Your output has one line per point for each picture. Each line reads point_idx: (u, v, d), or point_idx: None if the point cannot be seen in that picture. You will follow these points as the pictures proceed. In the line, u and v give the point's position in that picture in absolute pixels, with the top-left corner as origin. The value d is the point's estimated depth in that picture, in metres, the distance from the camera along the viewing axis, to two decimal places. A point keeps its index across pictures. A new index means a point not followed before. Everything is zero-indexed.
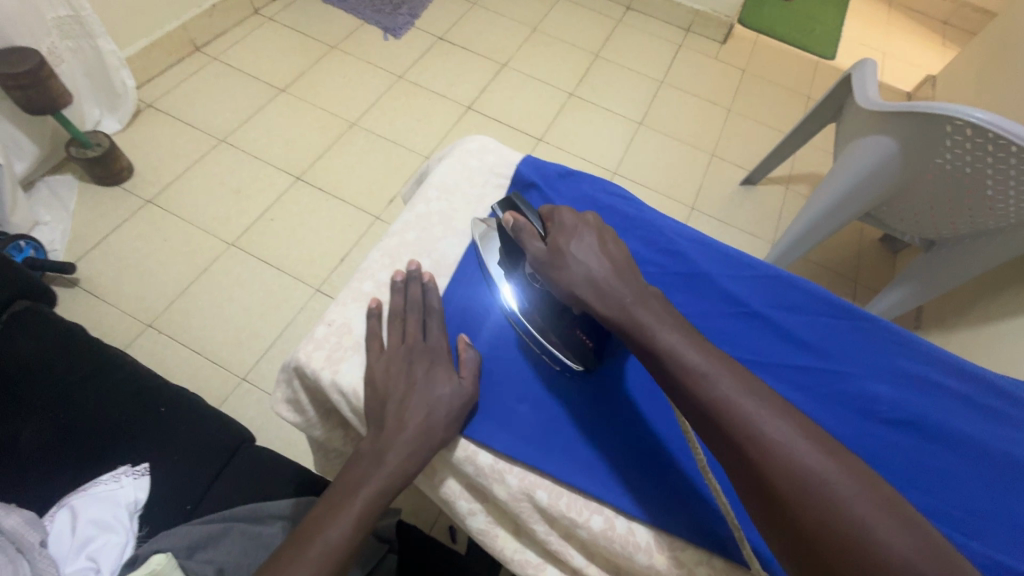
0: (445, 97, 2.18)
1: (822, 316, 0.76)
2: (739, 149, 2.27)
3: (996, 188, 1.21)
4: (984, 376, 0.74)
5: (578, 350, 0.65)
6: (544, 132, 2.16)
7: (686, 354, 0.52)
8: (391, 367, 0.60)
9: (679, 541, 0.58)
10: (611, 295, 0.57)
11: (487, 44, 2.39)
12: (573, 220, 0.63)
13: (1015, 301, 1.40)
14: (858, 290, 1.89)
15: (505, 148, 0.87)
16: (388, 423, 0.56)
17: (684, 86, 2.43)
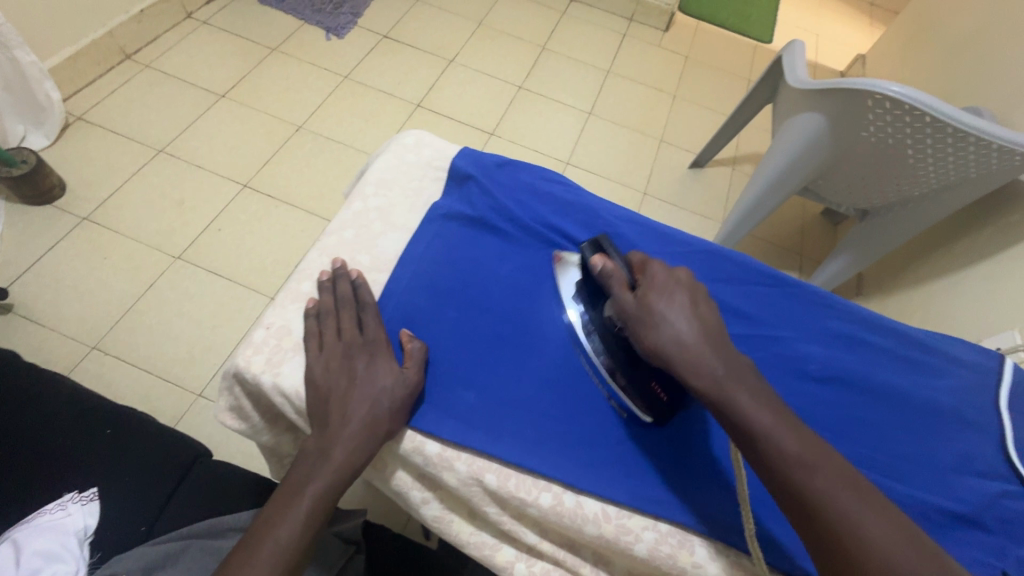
0: (393, 96, 2.15)
1: (755, 286, 0.80)
2: (686, 134, 2.34)
3: (916, 156, 1.29)
4: (904, 331, 0.79)
5: (649, 400, 0.63)
6: (496, 126, 2.17)
7: (779, 434, 0.50)
8: (331, 364, 0.60)
9: (626, 510, 0.61)
10: (699, 362, 0.54)
11: (433, 40, 2.38)
12: (665, 275, 0.61)
13: (941, 263, 1.50)
14: (804, 263, 1.98)
15: (442, 141, 0.87)
16: (332, 419, 0.56)
17: (630, 74, 2.48)
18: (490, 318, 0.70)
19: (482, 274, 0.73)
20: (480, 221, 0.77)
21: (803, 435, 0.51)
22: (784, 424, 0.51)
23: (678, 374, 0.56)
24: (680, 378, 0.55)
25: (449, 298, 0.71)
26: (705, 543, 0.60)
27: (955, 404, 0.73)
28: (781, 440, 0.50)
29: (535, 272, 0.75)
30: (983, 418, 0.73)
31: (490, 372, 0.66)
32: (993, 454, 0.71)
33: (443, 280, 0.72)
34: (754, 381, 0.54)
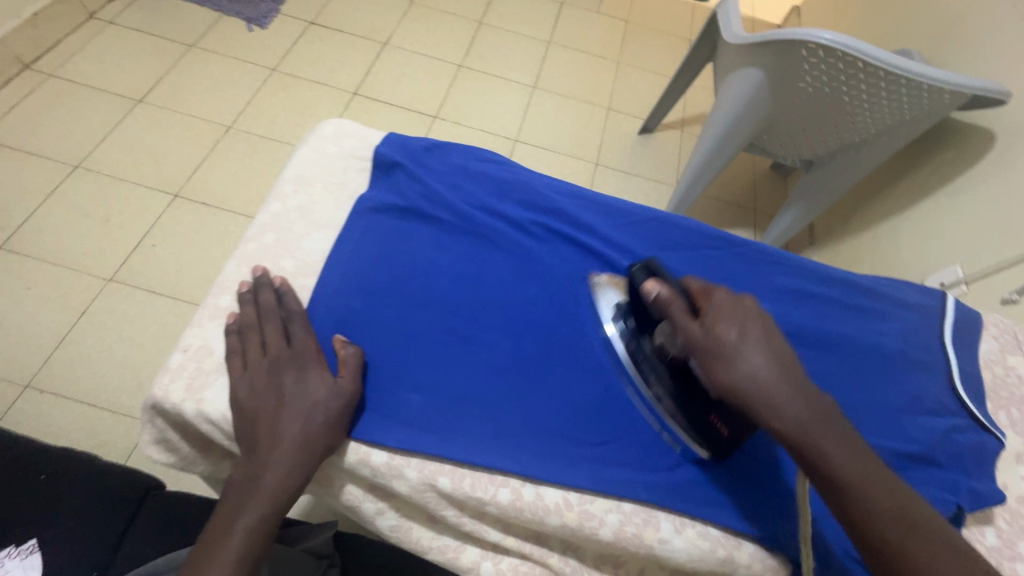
0: (327, 85, 2.05)
1: (703, 250, 0.78)
2: (633, 100, 2.31)
3: (853, 102, 1.30)
4: (850, 279, 0.79)
5: (708, 433, 0.59)
6: (439, 108, 2.09)
7: (868, 487, 0.47)
8: (256, 385, 0.56)
9: (588, 495, 0.59)
10: (782, 405, 0.49)
11: (365, 23, 2.26)
12: (733, 302, 0.55)
13: (885, 205, 1.53)
14: (758, 217, 2.01)
15: (365, 128, 0.81)
16: (261, 442, 0.52)
17: (572, 44, 2.43)
18: (431, 313, 0.66)
19: (418, 267, 0.69)
20: (411, 211, 0.72)
21: (893, 491, 0.47)
22: (872, 479, 0.47)
23: (754, 416, 0.50)
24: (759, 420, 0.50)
25: (384, 296, 0.66)
26: (670, 517, 0.59)
27: (903, 345, 0.74)
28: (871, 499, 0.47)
29: (475, 258, 0.71)
30: (929, 357, 0.74)
31: (436, 369, 0.62)
32: (941, 390, 0.72)
33: (376, 277, 0.67)
34: (837, 425, 0.50)
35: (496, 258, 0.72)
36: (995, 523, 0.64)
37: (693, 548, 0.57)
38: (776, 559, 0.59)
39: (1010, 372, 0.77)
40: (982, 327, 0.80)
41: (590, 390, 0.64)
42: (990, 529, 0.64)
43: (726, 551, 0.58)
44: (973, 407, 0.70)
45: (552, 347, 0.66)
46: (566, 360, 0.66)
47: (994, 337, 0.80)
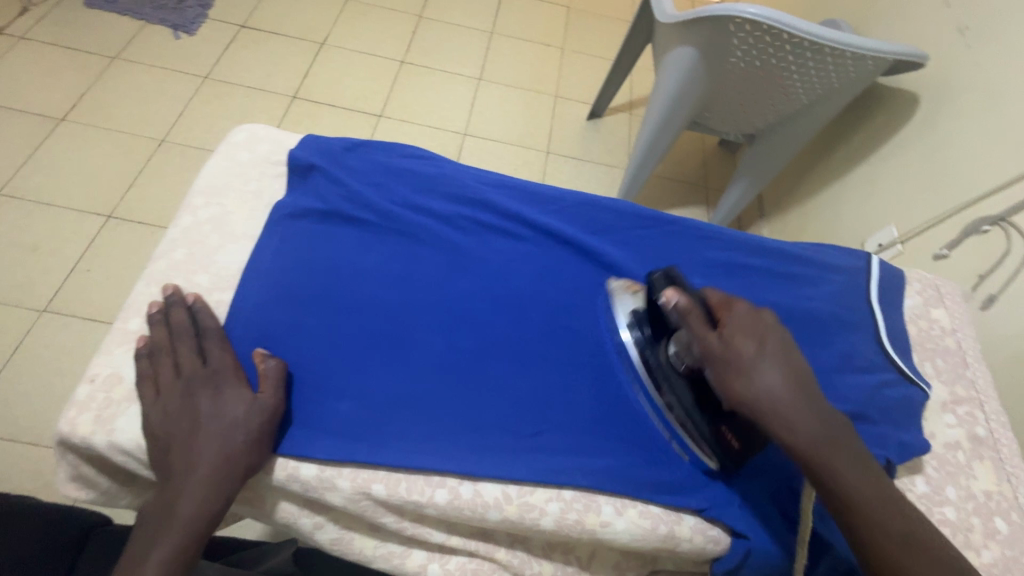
0: (265, 90, 1.95)
1: (635, 230, 0.78)
2: (580, 86, 2.29)
3: (784, 73, 1.31)
4: (779, 247, 0.81)
5: (718, 444, 0.58)
6: (383, 107, 2.02)
7: (872, 503, 0.48)
8: (168, 409, 0.53)
9: (529, 487, 0.58)
10: (795, 422, 0.51)
11: (299, 23, 2.15)
12: (752, 318, 0.56)
13: (824, 171, 1.56)
14: (710, 193, 2.03)
15: (279, 132, 0.78)
16: (175, 468, 0.50)
17: (515, 33, 2.37)
18: (359, 318, 0.64)
19: (343, 271, 0.67)
20: (333, 214, 0.70)
21: (895, 509, 0.49)
22: (877, 495, 0.49)
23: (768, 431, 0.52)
24: (773, 435, 0.51)
25: (307, 304, 0.64)
26: (611, 500, 0.59)
27: (833, 307, 0.76)
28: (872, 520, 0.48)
29: (403, 258, 0.69)
30: (858, 317, 0.76)
31: (367, 375, 0.61)
32: (870, 347, 0.74)
33: (298, 286, 0.65)
34: (847, 443, 0.51)
35: (425, 256, 0.70)
36: (925, 471, 0.67)
37: (636, 528, 0.58)
38: (717, 528, 0.60)
39: (935, 324, 0.80)
40: (907, 283, 0.84)
41: (525, 382, 0.64)
42: (920, 477, 0.67)
43: (667, 527, 0.58)
44: (901, 363, 0.73)
45: (487, 340, 0.65)
46: (501, 353, 0.65)
47: (918, 292, 0.83)
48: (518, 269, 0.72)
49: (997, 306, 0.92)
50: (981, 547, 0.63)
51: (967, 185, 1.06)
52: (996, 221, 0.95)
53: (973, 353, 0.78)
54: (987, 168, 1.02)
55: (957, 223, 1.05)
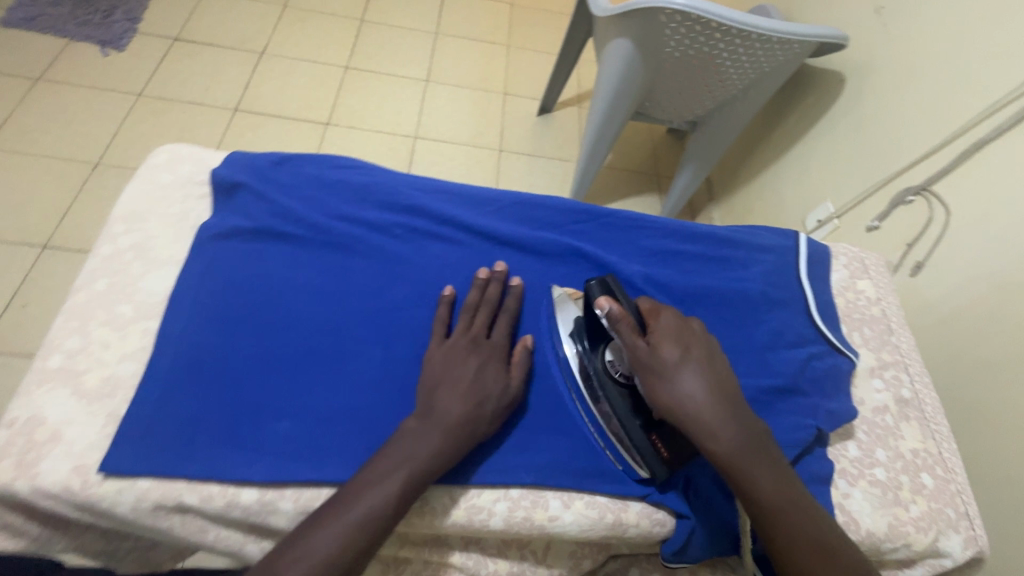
0: (203, 105, 1.68)
1: (571, 226, 0.80)
2: (527, 82, 1.98)
3: (719, 63, 1.25)
4: (711, 232, 0.83)
5: (648, 451, 0.59)
6: (330, 115, 1.74)
7: (779, 504, 0.52)
8: (451, 371, 0.61)
9: (474, 489, 0.59)
10: (715, 428, 0.53)
11: (235, 31, 1.84)
12: (680, 326, 0.58)
13: (774, 154, 1.47)
14: (661, 182, 1.89)
15: (201, 150, 0.76)
16: (390, 455, 0.54)
17: (461, 33, 2.05)
18: (292, 335, 0.63)
19: (274, 290, 0.66)
20: (262, 231, 0.69)
21: (801, 510, 0.52)
22: (786, 498, 0.52)
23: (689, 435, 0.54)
24: (694, 440, 0.54)
25: (238, 325, 0.63)
26: (558, 494, 0.60)
27: (763, 286, 0.79)
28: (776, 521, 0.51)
29: (336, 271, 0.69)
30: (789, 295, 0.79)
31: (304, 393, 0.60)
32: (801, 323, 0.77)
33: (228, 308, 0.64)
34: (765, 449, 0.54)
35: (358, 267, 0.70)
36: (856, 436, 0.71)
37: (583, 519, 0.59)
38: (662, 512, 0.61)
39: (861, 295, 0.84)
40: (834, 258, 0.88)
41: None
42: (852, 443, 0.71)
43: (613, 515, 0.60)
44: (830, 335, 0.77)
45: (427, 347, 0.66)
46: None
47: (844, 266, 0.87)
48: (455, 273, 0.72)
49: (925, 272, 0.96)
50: (909, 502, 0.67)
51: (896, 159, 1.07)
52: (918, 190, 0.99)
53: (897, 320, 0.82)
54: (903, 141, 1.06)
55: (883, 195, 1.09)
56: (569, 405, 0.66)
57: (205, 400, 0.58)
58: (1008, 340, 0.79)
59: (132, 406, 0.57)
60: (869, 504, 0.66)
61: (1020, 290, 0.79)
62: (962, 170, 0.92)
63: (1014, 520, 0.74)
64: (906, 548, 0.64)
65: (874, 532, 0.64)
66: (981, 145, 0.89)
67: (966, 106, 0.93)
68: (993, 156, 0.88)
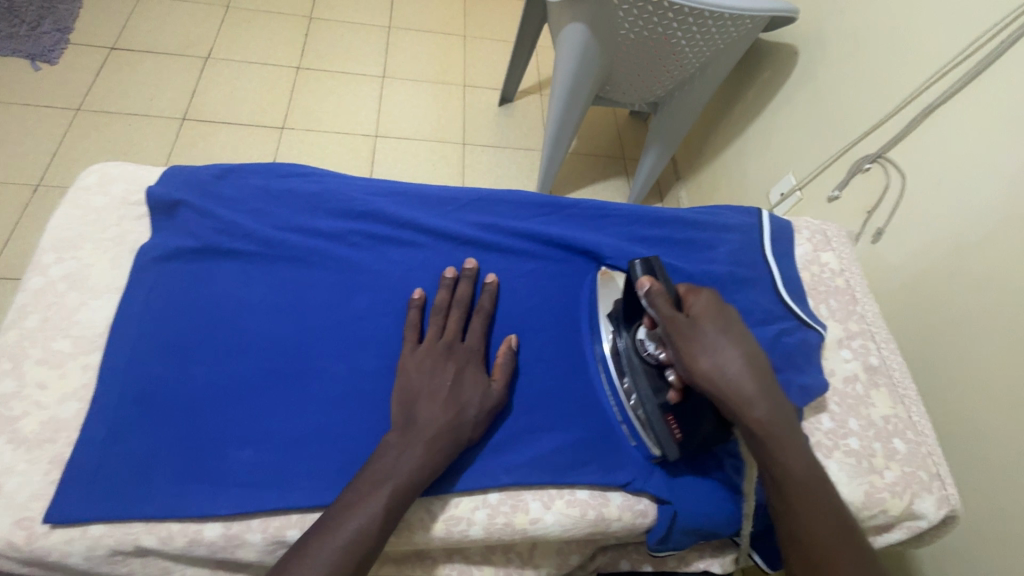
0: (148, 116, 1.58)
1: (534, 219, 0.78)
2: (488, 72, 1.91)
3: (674, 43, 1.23)
4: (675, 215, 0.82)
5: (666, 435, 0.58)
6: (285, 117, 1.66)
7: (801, 485, 0.51)
8: (427, 376, 0.60)
9: (453, 499, 0.57)
10: (752, 403, 0.53)
11: (177, 36, 1.74)
12: (717, 306, 0.58)
13: (733, 130, 1.47)
14: (628, 165, 1.88)
15: (135, 168, 0.72)
16: (377, 468, 0.52)
17: (413, 25, 1.96)
18: (249, 356, 0.60)
19: (226, 311, 0.63)
20: (208, 250, 0.66)
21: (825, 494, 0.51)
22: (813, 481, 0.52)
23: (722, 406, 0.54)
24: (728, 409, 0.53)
25: (190, 351, 0.60)
26: (538, 495, 0.59)
27: (729, 265, 0.79)
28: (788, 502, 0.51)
29: (291, 286, 0.66)
30: (755, 271, 0.80)
31: (266, 417, 0.57)
32: (768, 300, 0.77)
33: (177, 335, 0.61)
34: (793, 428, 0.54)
35: (315, 279, 0.67)
36: (829, 408, 0.72)
37: (565, 518, 0.58)
38: (644, 501, 0.60)
39: (825, 268, 0.85)
40: (797, 233, 0.88)
41: None
42: (825, 415, 0.72)
43: (595, 511, 0.59)
44: (798, 309, 0.77)
45: (393, 357, 0.63)
46: None
47: (807, 239, 0.88)
48: (417, 277, 0.70)
49: (885, 238, 0.97)
50: (884, 469, 0.68)
51: (851, 131, 1.08)
52: (874, 158, 1.00)
53: (861, 290, 0.83)
54: (858, 111, 1.06)
55: (841, 165, 1.10)
56: (560, 393, 0.65)
57: (158, 434, 0.55)
58: (967, 301, 0.81)
59: (77, 449, 0.53)
60: (845, 475, 0.67)
61: (974, 251, 0.81)
62: (914, 137, 0.94)
63: (982, 474, 0.76)
64: (883, 514, 0.66)
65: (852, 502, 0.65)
66: (931, 111, 0.91)
67: (912, 72, 0.95)
68: (942, 120, 0.89)
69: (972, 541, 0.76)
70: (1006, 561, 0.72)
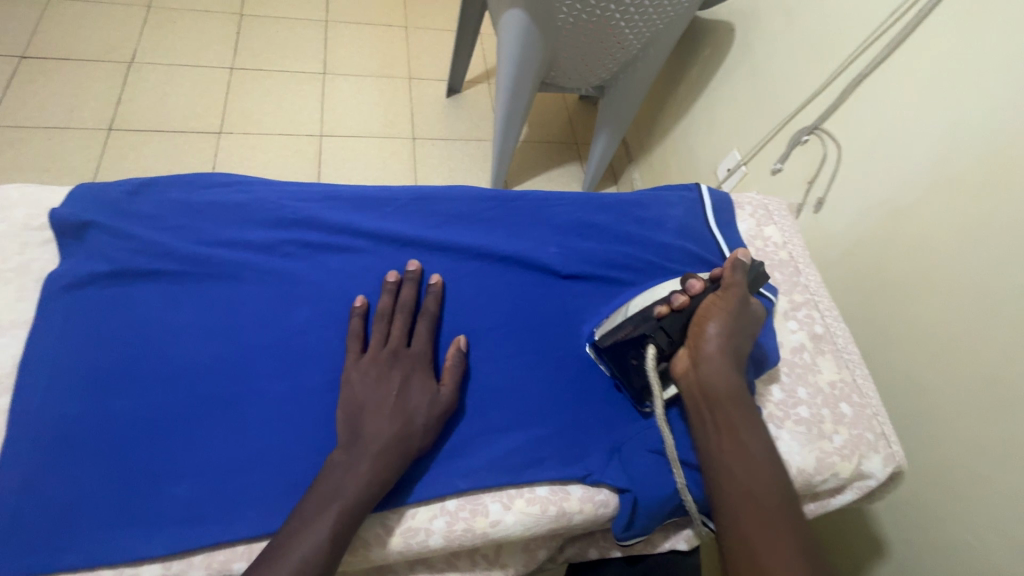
0: (69, 127, 1.47)
1: (479, 213, 0.76)
2: (434, 62, 1.86)
3: (613, 25, 1.22)
4: (620, 199, 0.82)
5: (617, 328, 0.65)
6: (222, 121, 1.57)
7: (757, 454, 0.54)
8: (372, 388, 0.58)
9: (408, 510, 0.55)
10: (723, 366, 0.59)
11: (96, 40, 1.62)
12: (748, 313, 0.64)
13: (679, 110, 1.48)
14: (581, 150, 1.88)
15: (38, 189, 0.67)
16: (322, 489, 0.50)
17: (352, 18, 1.89)
18: (180, 383, 0.57)
19: (150, 338, 0.59)
20: (126, 272, 0.62)
21: (776, 466, 0.54)
22: (772, 457, 0.54)
23: (693, 358, 0.60)
24: (702, 331, 0.61)
25: (113, 384, 0.56)
26: (497, 496, 0.58)
27: (679, 243, 0.79)
28: (732, 456, 0.54)
29: (222, 303, 0.62)
30: (704, 248, 0.80)
31: (203, 447, 0.54)
32: None
33: (96, 368, 0.57)
34: (737, 369, 0.60)
35: (248, 294, 0.63)
36: (779, 380, 0.74)
37: (525, 517, 0.57)
38: (604, 492, 0.60)
39: (769, 241, 0.87)
40: (739, 209, 0.89)
41: None
42: (776, 387, 0.73)
43: (557, 507, 0.58)
44: None
45: (337, 370, 0.61)
46: None
47: (750, 214, 0.89)
48: (359, 284, 0.67)
49: (826, 208, 1.00)
50: (832, 433, 0.70)
51: (789, 104, 1.10)
52: (812, 130, 1.02)
53: (803, 260, 0.85)
54: (795, 84, 1.08)
55: (782, 139, 1.12)
56: (516, 392, 0.64)
57: (81, 477, 0.51)
58: (906, 261, 0.84)
59: None
60: (795, 443, 0.68)
61: (909, 214, 0.84)
62: (847, 106, 0.96)
63: (928, 426, 0.80)
64: (834, 477, 0.68)
65: (804, 469, 0.67)
66: (861, 80, 0.93)
67: (841, 43, 0.97)
68: (872, 89, 0.92)
69: (922, 489, 0.80)
70: (955, 505, 0.75)
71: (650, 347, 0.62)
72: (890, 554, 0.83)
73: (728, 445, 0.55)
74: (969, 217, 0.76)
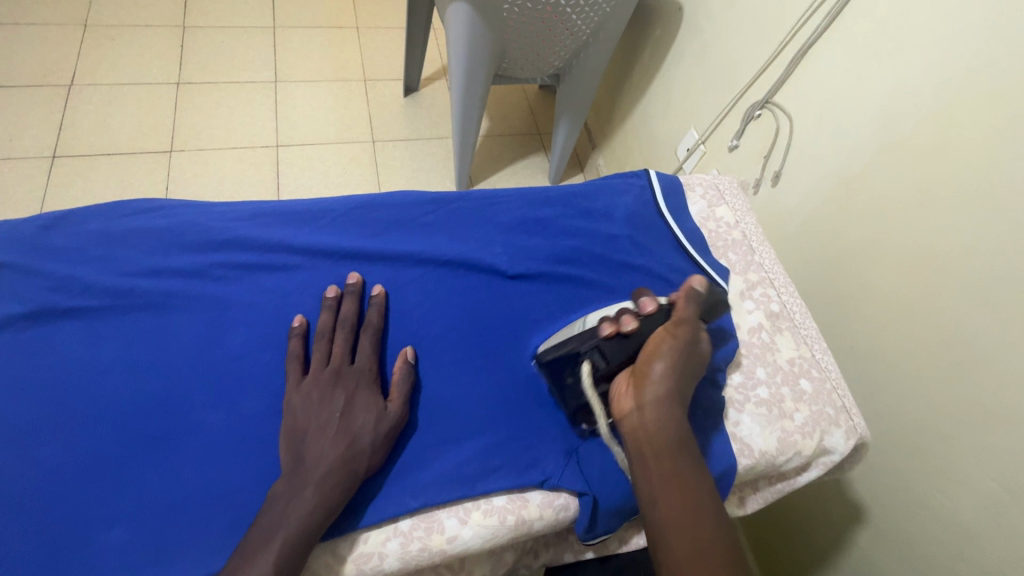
0: (9, 157, 1.40)
1: (420, 218, 0.74)
2: (390, 62, 1.82)
3: (560, 11, 1.19)
4: (567, 191, 0.80)
5: (558, 344, 0.64)
6: (172, 138, 1.51)
7: (701, 506, 0.51)
8: (313, 411, 0.55)
9: (362, 534, 0.53)
10: (668, 411, 0.54)
11: (32, 64, 1.55)
12: (696, 349, 0.59)
13: (635, 93, 1.46)
14: (545, 140, 1.85)
15: None
16: (265, 524, 0.48)
17: (301, 22, 1.83)
18: (105, 424, 0.54)
19: (71, 379, 0.56)
20: (43, 312, 0.59)
21: (719, 516, 0.51)
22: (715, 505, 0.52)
23: (638, 400, 0.55)
24: (649, 370, 0.56)
25: (33, 432, 0.53)
26: (453, 511, 0.56)
27: (628, 232, 0.78)
28: (674, 512, 0.50)
29: (149, 336, 0.59)
30: (655, 235, 0.79)
31: (131, 492, 0.51)
32: (669, 263, 0.77)
33: (12, 419, 0.53)
34: (682, 412, 0.56)
35: (177, 325, 0.60)
36: (739, 364, 0.73)
37: (483, 529, 0.55)
38: (563, 495, 0.59)
39: (721, 222, 0.86)
40: (691, 191, 0.88)
41: None
42: (735, 370, 0.73)
43: (515, 515, 0.56)
44: (699, 260, 0.77)
45: (278, 395, 0.58)
46: None
47: (701, 196, 0.88)
48: (299, 302, 0.65)
49: (783, 182, 0.99)
50: (794, 411, 0.70)
51: (741, 80, 1.09)
52: (764, 104, 1.01)
53: (756, 238, 0.84)
54: (744, 60, 1.07)
55: (737, 116, 1.11)
56: (470, 401, 0.63)
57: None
58: (863, 230, 0.84)
59: None
60: (757, 426, 0.68)
61: (863, 181, 0.84)
62: (795, 79, 0.95)
63: (893, 393, 0.80)
64: (798, 456, 0.67)
65: (766, 451, 0.66)
66: (806, 51, 0.92)
67: (785, 15, 0.96)
68: (817, 59, 0.90)
69: (892, 456, 0.80)
70: (927, 469, 0.75)
71: (586, 364, 0.59)
72: (869, 524, 0.83)
73: (671, 496, 0.51)
74: (920, 180, 0.75)
